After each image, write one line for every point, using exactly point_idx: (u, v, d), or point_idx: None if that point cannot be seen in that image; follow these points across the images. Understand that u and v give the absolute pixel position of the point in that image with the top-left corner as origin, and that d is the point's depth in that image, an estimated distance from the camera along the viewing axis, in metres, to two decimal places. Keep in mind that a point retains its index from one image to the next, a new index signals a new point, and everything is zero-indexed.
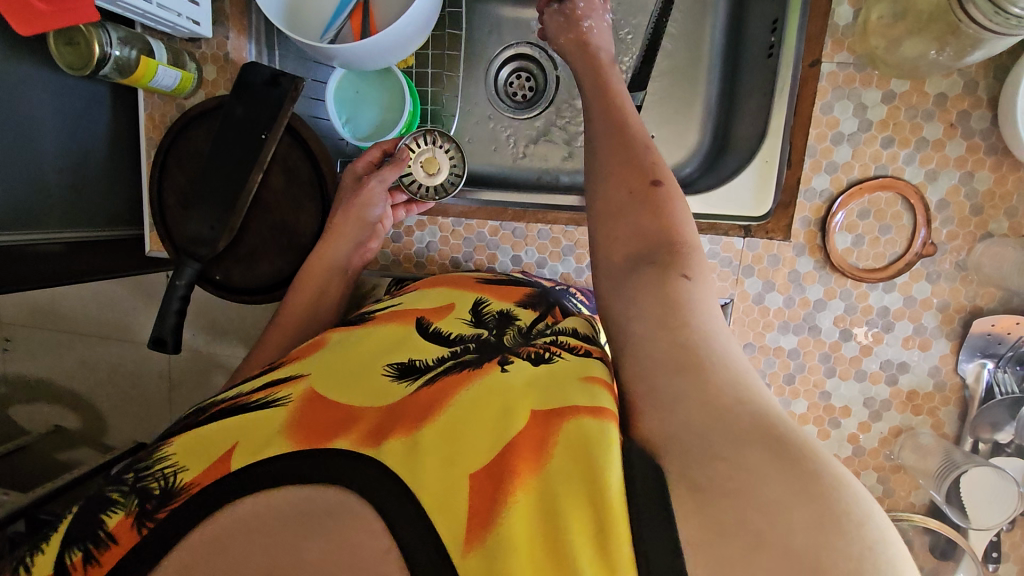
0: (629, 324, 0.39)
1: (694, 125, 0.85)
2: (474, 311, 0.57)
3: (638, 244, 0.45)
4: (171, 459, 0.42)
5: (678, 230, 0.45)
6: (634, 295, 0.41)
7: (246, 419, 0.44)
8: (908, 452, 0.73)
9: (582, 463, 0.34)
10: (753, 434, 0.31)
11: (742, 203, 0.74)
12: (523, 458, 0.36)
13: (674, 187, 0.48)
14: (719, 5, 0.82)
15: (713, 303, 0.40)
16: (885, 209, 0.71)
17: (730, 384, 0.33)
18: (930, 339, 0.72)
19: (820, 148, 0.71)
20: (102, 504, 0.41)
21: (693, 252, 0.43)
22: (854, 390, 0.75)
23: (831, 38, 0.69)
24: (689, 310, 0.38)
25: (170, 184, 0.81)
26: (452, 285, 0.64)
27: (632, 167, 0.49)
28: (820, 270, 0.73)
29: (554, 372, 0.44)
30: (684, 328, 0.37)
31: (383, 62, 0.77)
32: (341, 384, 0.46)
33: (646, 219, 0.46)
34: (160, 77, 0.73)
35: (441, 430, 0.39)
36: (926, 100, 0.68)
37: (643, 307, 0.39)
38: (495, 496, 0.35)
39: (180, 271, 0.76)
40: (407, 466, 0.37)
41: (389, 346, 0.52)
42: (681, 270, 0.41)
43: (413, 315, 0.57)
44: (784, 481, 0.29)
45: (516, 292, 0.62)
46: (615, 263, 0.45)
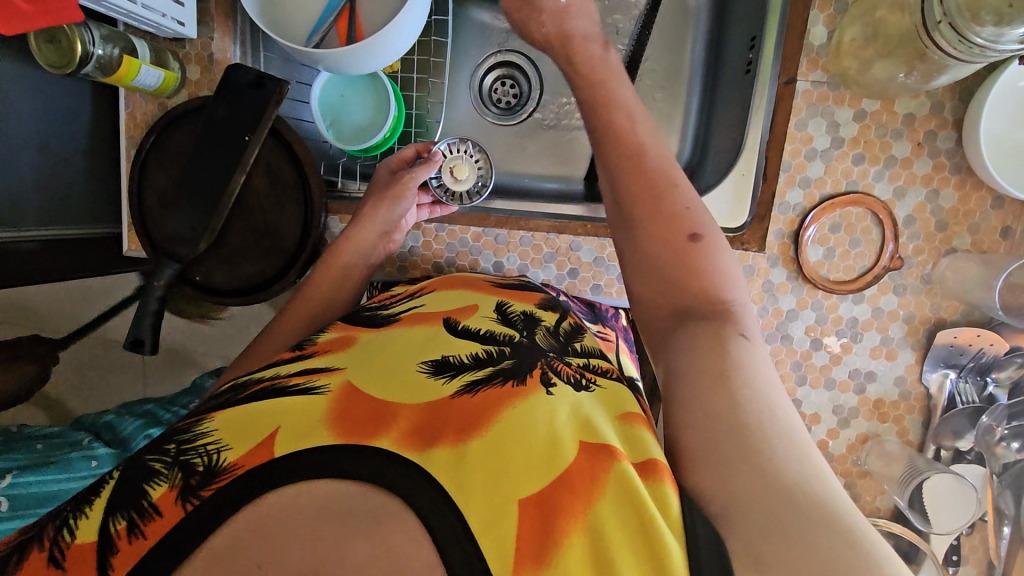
0: (680, 381, 0.40)
1: (672, 135, 0.87)
2: (500, 311, 0.58)
3: (680, 301, 0.45)
4: (214, 435, 0.42)
5: (724, 288, 0.45)
6: (686, 353, 0.41)
7: (287, 403, 0.44)
8: (875, 458, 0.76)
9: (633, 512, 0.36)
10: (816, 513, 0.30)
11: (718, 213, 0.76)
12: (572, 490, 0.38)
13: (714, 235, 0.47)
14: (701, 23, 0.85)
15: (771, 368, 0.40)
16: (856, 223, 0.73)
17: (793, 447, 0.34)
18: (896, 349, 0.75)
19: (795, 163, 0.73)
20: (144, 474, 0.41)
21: (745, 313, 0.44)
22: (824, 398, 0.77)
23: (806, 57, 0.72)
24: (745, 370, 0.39)
25: (150, 184, 0.80)
26: (466, 286, 0.65)
27: (668, 217, 0.47)
28: (793, 281, 0.75)
29: (594, 401, 0.46)
30: (744, 387, 0.37)
31: (370, 65, 0.77)
32: (380, 379, 0.47)
33: (689, 277, 0.45)
34: (142, 76, 0.72)
35: (488, 442, 0.40)
36: (896, 120, 0.71)
37: (695, 368, 0.40)
38: (548, 529, 0.36)
39: (159, 271, 0.76)
40: (458, 482, 0.38)
41: (423, 342, 0.52)
42: (737, 329, 0.42)
43: (440, 315, 0.57)
44: (852, 564, 0.28)
45: (532, 296, 0.64)
46: (659, 322, 0.45)
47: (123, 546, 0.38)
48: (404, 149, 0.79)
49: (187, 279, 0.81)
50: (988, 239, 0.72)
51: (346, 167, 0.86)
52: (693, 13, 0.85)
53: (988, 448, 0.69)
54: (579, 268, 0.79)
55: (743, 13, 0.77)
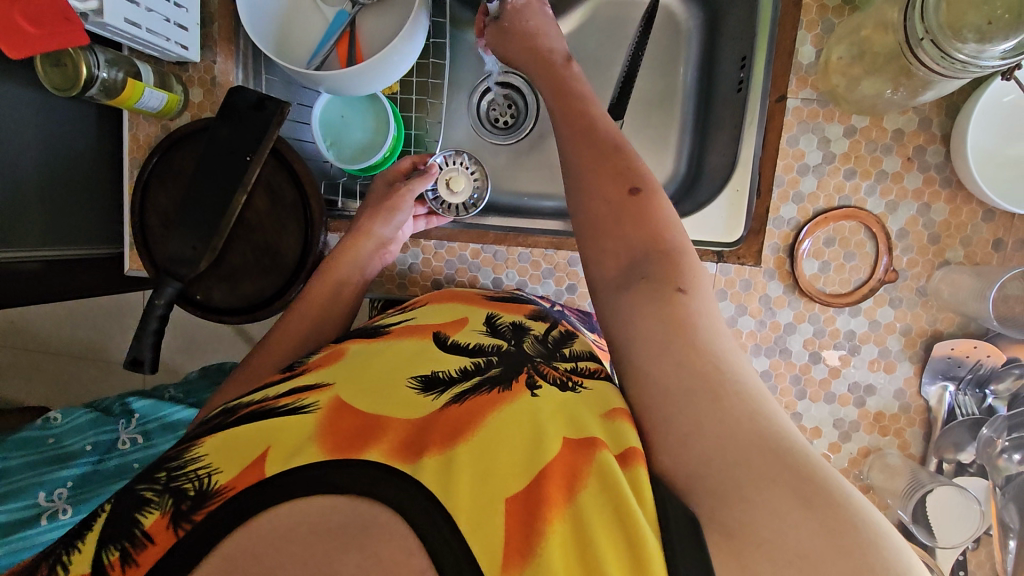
0: (632, 340, 0.41)
1: (666, 151, 0.91)
2: (489, 323, 0.59)
3: (627, 255, 0.46)
4: (204, 461, 0.42)
5: (665, 239, 0.46)
6: (632, 307, 0.42)
7: (275, 424, 0.44)
8: (877, 472, 0.75)
9: (611, 502, 0.35)
10: (774, 473, 0.32)
11: (713, 229, 0.77)
12: (553, 484, 0.38)
13: (654, 189, 0.49)
14: (692, 47, 0.89)
15: (715, 314, 0.41)
16: (850, 237, 0.74)
17: (744, 405, 0.35)
18: (894, 362, 0.75)
19: (787, 178, 0.74)
20: (135, 503, 0.41)
21: (686, 260, 0.44)
22: (824, 412, 0.77)
23: (796, 76, 0.73)
24: (687, 323, 0.39)
25: (152, 205, 0.81)
26: (462, 299, 0.66)
27: (609, 177, 0.49)
28: (790, 294, 0.75)
29: (580, 403, 0.46)
30: (690, 347, 0.38)
31: (370, 87, 0.79)
32: (371, 395, 0.47)
33: (631, 231, 0.46)
34: (146, 98, 0.73)
35: (474, 450, 0.41)
36: (885, 135, 0.72)
37: (643, 326, 0.40)
38: (529, 525, 0.36)
39: (161, 290, 0.76)
40: (441, 482, 0.38)
41: (413, 356, 0.53)
42: (678, 284, 0.42)
43: (430, 328, 0.58)
44: (809, 523, 0.30)
45: (524, 308, 0.64)
46: (609, 277, 0.46)
47: None
48: (402, 161, 0.81)
49: (188, 298, 0.82)
50: (980, 252, 0.72)
51: (346, 186, 0.88)
52: (685, 33, 0.89)
53: (990, 461, 0.69)
54: (578, 284, 0.80)
55: (733, 35, 0.80)
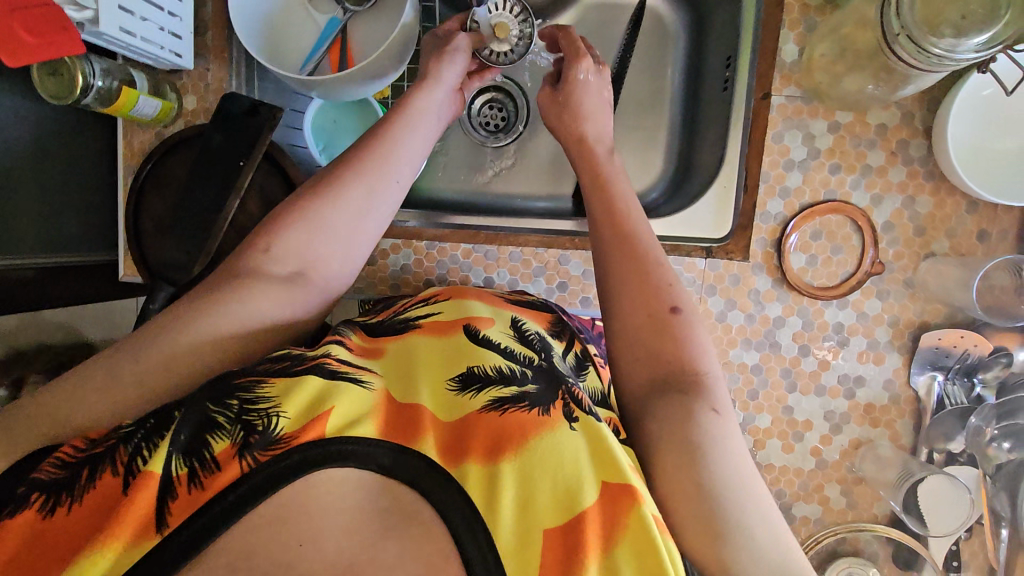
0: (664, 452, 0.45)
1: (656, 151, 0.93)
2: (517, 327, 0.59)
3: (656, 367, 0.50)
4: (273, 400, 0.42)
5: (695, 360, 0.49)
6: (662, 418, 0.46)
7: (337, 386, 0.44)
8: (868, 463, 0.76)
9: (642, 564, 0.40)
10: None
11: (702, 225, 0.78)
12: (593, 530, 0.42)
13: (690, 309, 0.52)
14: (679, 53, 0.92)
15: (737, 437, 0.45)
16: (836, 231, 0.75)
17: (767, 540, 0.41)
18: (883, 353, 0.76)
19: (774, 174, 0.75)
20: (207, 423, 0.41)
21: (713, 380, 0.48)
22: (815, 405, 0.77)
23: (779, 74, 0.74)
24: (713, 454, 0.43)
25: (147, 210, 0.82)
26: (479, 297, 0.64)
27: (647, 292, 0.52)
28: (779, 288, 0.76)
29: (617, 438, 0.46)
30: (717, 472, 0.42)
31: (357, 93, 0.80)
32: (414, 393, 0.48)
33: (657, 349, 0.50)
34: (140, 106, 0.75)
35: (520, 463, 0.43)
36: (869, 130, 0.73)
37: (671, 445, 0.44)
38: (566, 560, 0.40)
39: (155, 294, 0.77)
40: (488, 505, 0.41)
41: (447, 357, 0.53)
42: (709, 405, 0.46)
43: (461, 321, 0.57)
44: None
45: (544, 318, 0.64)
46: (638, 387, 0.50)
47: (182, 493, 0.38)
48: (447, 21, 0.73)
49: None
50: (965, 243, 0.73)
51: None
52: (672, 35, 0.92)
53: (980, 450, 0.70)
54: (569, 281, 0.81)
55: (722, 37, 0.82)
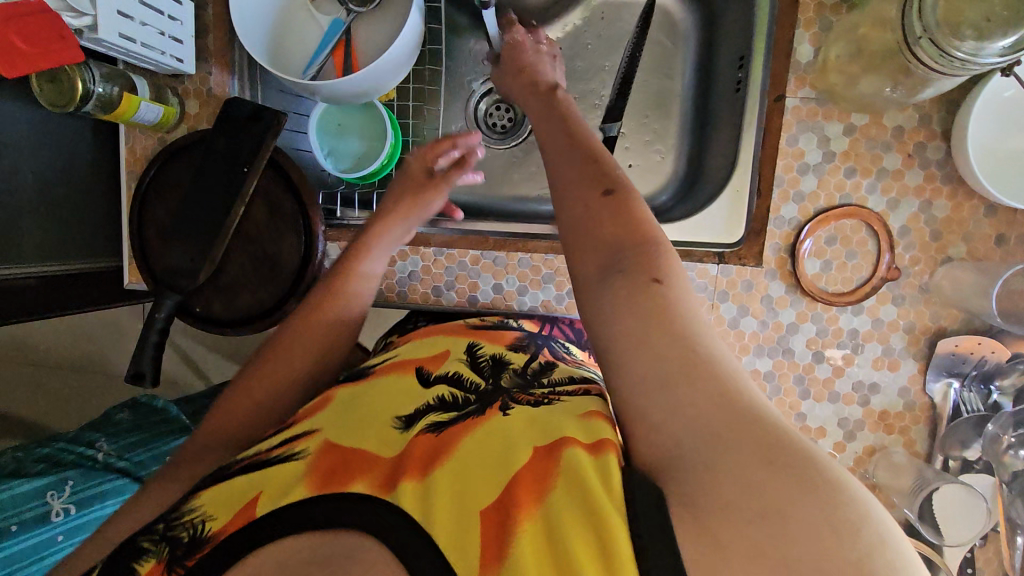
0: (612, 332, 0.40)
1: (666, 153, 0.92)
2: (470, 352, 0.62)
3: (602, 249, 0.45)
4: (199, 509, 0.46)
5: (643, 233, 0.45)
6: (608, 297, 0.41)
7: (269, 470, 0.47)
8: (882, 470, 0.75)
9: (578, 492, 0.37)
10: (744, 452, 0.32)
11: (714, 231, 0.77)
12: (524, 488, 0.40)
13: (629, 187, 0.48)
14: (689, 51, 0.90)
15: (690, 303, 0.40)
16: (851, 236, 0.73)
17: (716, 404, 0.34)
18: (898, 360, 0.75)
19: (788, 178, 0.74)
20: (135, 552, 0.45)
21: (662, 251, 0.44)
22: (829, 411, 0.77)
23: (794, 75, 0.73)
24: (662, 321, 0.38)
25: (150, 217, 0.81)
26: (442, 332, 0.68)
27: (583, 179, 0.48)
28: (792, 294, 0.75)
29: (552, 413, 0.47)
30: (667, 337, 0.37)
31: (364, 95, 0.78)
32: (357, 433, 0.50)
33: (608, 229, 0.45)
34: (142, 112, 0.73)
35: (452, 472, 0.43)
36: (885, 133, 0.72)
37: (619, 321, 0.39)
38: (504, 526, 0.37)
39: (160, 303, 0.77)
40: (422, 507, 0.39)
41: (398, 395, 0.55)
42: (653, 276, 0.41)
43: (414, 364, 0.61)
44: (785, 491, 0.30)
45: (506, 337, 0.67)
46: (587, 273, 0.45)
47: None
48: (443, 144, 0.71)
49: (187, 311, 0.82)
50: (983, 247, 0.72)
51: (345, 194, 0.88)
52: (682, 34, 0.90)
53: (996, 458, 0.68)
54: None
55: (734, 37, 0.81)
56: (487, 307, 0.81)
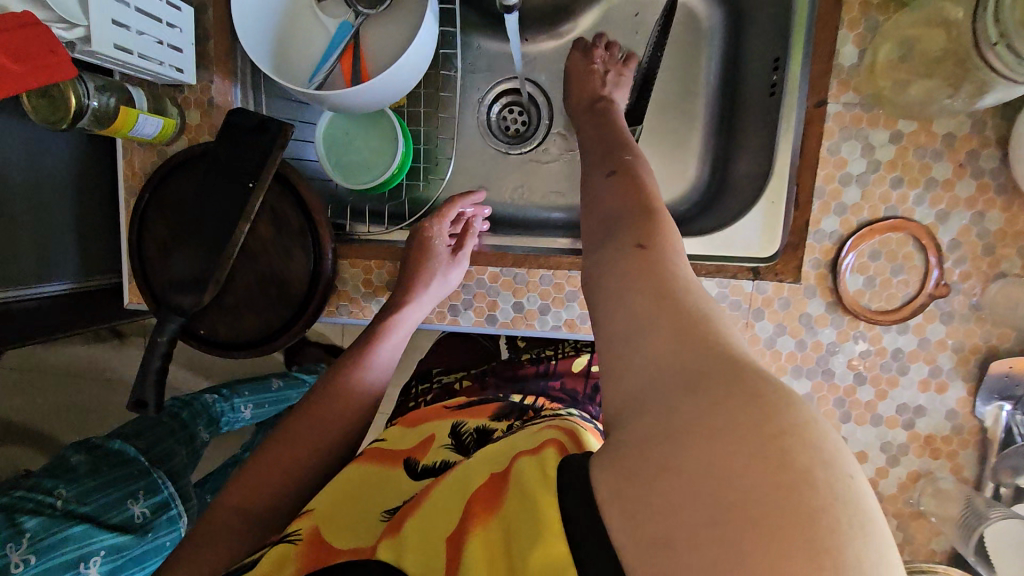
0: (602, 293, 0.43)
1: (689, 157, 0.87)
2: (454, 435, 0.67)
3: (602, 225, 0.50)
4: None
5: (643, 205, 0.50)
6: (601, 262, 0.46)
7: (265, 559, 0.52)
8: (928, 498, 0.71)
9: (517, 494, 0.40)
10: (683, 386, 0.32)
11: (748, 245, 0.74)
12: (478, 502, 0.45)
13: (632, 168, 0.56)
14: (714, 48, 0.85)
15: (673, 260, 0.43)
16: (897, 250, 0.69)
17: (672, 343, 0.35)
18: (946, 381, 0.70)
19: (829, 189, 0.69)
20: None
21: (655, 219, 0.47)
22: (871, 435, 0.72)
23: (836, 79, 0.68)
24: (646, 273, 0.41)
25: (149, 234, 0.77)
26: (429, 416, 0.73)
27: (598, 164, 0.58)
28: (833, 312, 0.71)
29: (503, 447, 0.52)
30: (643, 289, 0.40)
31: (374, 104, 0.73)
32: (344, 516, 0.55)
33: (616, 195, 0.52)
34: (140, 126, 0.69)
35: (419, 524, 0.48)
36: (935, 140, 0.67)
37: (606, 279, 0.44)
38: (459, 544, 0.42)
39: (162, 326, 0.72)
40: (396, 550, 0.46)
41: (383, 485, 0.60)
42: (639, 242, 0.45)
43: (402, 455, 0.65)
44: (717, 418, 0.30)
45: (487, 409, 0.72)
46: (591, 243, 0.49)
47: None
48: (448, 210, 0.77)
49: (191, 333, 0.78)
50: None
51: (354, 206, 0.84)
52: (708, 32, 0.85)
53: None
54: None
55: (766, 36, 0.76)
56: (506, 326, 0.77)
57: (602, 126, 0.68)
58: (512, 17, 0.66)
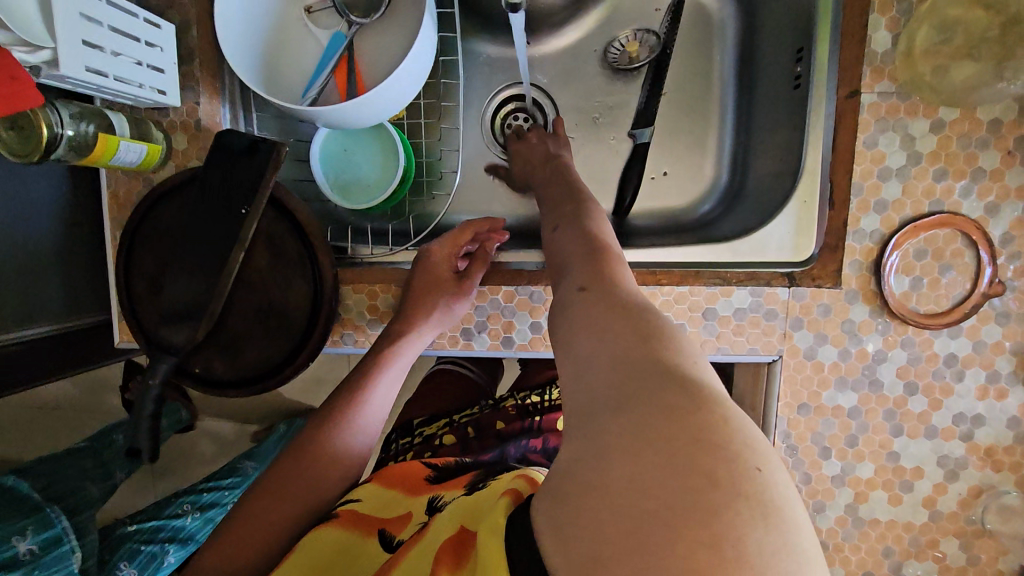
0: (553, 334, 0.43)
1: (706, 158, 0.82)
2: (432, 508, 0.58)
3: (559, 267, 0.50)
4: None
5: (595, 242, 0.50)
6: (555, 303, 0.45)
7: None
8: (993, 515, 0.65)
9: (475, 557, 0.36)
10: (609, 402, 0.31)
11: (781, 247, 0.67)
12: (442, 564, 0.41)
13: (592, 209, 0.57)
14: (729, 40, 0.80)
15: (621, 289, 0.42)
16: (944, 248, 0.63)
17: (607, 365, 0.34)
18: (1005, 388, 0.65)
19: (867, 185, 0.64)
20: None
21: (606, 255, 0.47)
22: (926, 449, 0.67)
23: (869, 67, 0.63)
24: (592, 305, 0.41)
25: (138, 267, 0.72)
26: (405, 480, 0.64)
27: (560, 206, 0.59)
28: (878, 318, 0.65)
29: (476, 501, 0.47)
30: (585, 322, 0.39)
31: (371, 118, 0.68)
32: None
33: (571, 236, 0.53)
34: (122, 153, 0.64)
35: None
36: (980, 128, 0.62)
37: (557, 317, 0.43)
38: None
39: (155, 367, 0.67)
40: None
41: (355, 564, 0.53)
42: (587, 279, 0.45)
43: (375, 526, 0.58)
44: (632, 428, 0.28)
45: (466, 478, 0.61)
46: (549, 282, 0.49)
47: None
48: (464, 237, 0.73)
49: (187, 371, 0.73)
50: None
51: (355, 227, 0.79)
52: (719, 26, 0.81)
53: None
54: None
55: (784, 26, 0.71)
56: (524, 349, 0.72)
57: (557, 164, 0.68)
58: (517, 17, 0.62)
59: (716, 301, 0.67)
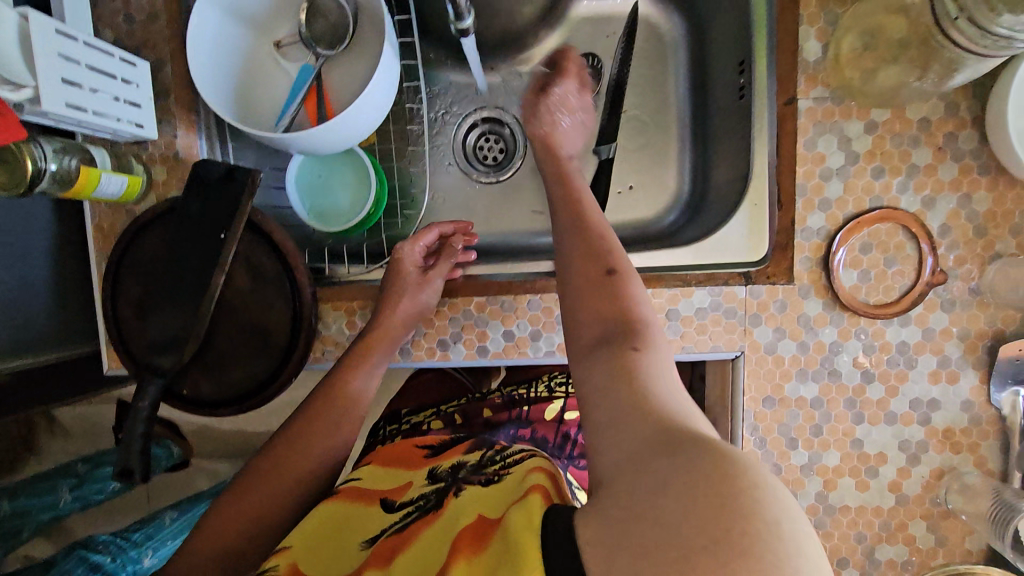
0: (588, 396, 0.44)
1: (667, 168, 0.86)
2: (430, 475, 0.62)
3: (595, 326, 0.50)
4: None
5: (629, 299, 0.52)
6: (590, 367, 0.46)
7: None
8: (955, 495, 0.67)
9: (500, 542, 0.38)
10: (655, 457, 0.33)
11: (736, 250, 0.70)
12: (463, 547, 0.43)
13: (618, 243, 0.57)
14: (680, 57, 0.85)
15: (666, 368, 0.45)
16: (887, 241, 0.67)
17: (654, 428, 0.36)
18: (957, 371, 0.68)
19: (810, 185, 0.68)
20: None
21: (642, 324, 0.49)
22: (887, 435, 0.69)
23: (803, 75, 0.68)
24: (635, 376, 0.43)
25: (123, 296, 0.74)
26: (401, 457, 0.69)
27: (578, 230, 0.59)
28: (831, 311, 0.68)
29: (497, 491, 0.49)
30: (628, 389, 0.41)
31: (341, 143, 0.71)
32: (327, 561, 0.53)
33: (597, 283, 0.54)
34: (104, 184, 0.67)
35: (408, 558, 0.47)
36: (911, 126, 0.67)
37: (593, 380, 0.45)
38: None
39: (142, 390, 0.69)
40: None
41: (360, 522, 0.58)
42: (632, 344, 0.46)
43: (378, 495, 0.62)
44: (675, 483, 0.30)
45: (454, 452, 0.66)
46: (584, 339, 0.50)
47: None
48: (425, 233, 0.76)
49: (173, 395, 0.74)
50: None
51: (332, 249, 0.82)
52: (671, 45, 0.85)
53: None
54: None
55: (727, 42, 0.76)
56: (498, 357, 0.74)
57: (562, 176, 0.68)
58: (468, 41, 0.66)
59: (677, 301, 0.70)
